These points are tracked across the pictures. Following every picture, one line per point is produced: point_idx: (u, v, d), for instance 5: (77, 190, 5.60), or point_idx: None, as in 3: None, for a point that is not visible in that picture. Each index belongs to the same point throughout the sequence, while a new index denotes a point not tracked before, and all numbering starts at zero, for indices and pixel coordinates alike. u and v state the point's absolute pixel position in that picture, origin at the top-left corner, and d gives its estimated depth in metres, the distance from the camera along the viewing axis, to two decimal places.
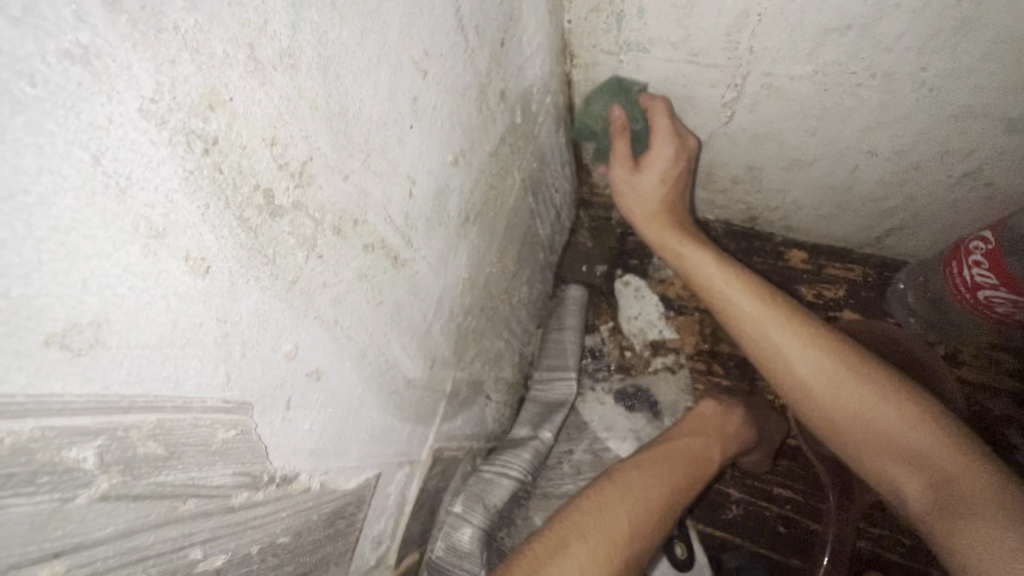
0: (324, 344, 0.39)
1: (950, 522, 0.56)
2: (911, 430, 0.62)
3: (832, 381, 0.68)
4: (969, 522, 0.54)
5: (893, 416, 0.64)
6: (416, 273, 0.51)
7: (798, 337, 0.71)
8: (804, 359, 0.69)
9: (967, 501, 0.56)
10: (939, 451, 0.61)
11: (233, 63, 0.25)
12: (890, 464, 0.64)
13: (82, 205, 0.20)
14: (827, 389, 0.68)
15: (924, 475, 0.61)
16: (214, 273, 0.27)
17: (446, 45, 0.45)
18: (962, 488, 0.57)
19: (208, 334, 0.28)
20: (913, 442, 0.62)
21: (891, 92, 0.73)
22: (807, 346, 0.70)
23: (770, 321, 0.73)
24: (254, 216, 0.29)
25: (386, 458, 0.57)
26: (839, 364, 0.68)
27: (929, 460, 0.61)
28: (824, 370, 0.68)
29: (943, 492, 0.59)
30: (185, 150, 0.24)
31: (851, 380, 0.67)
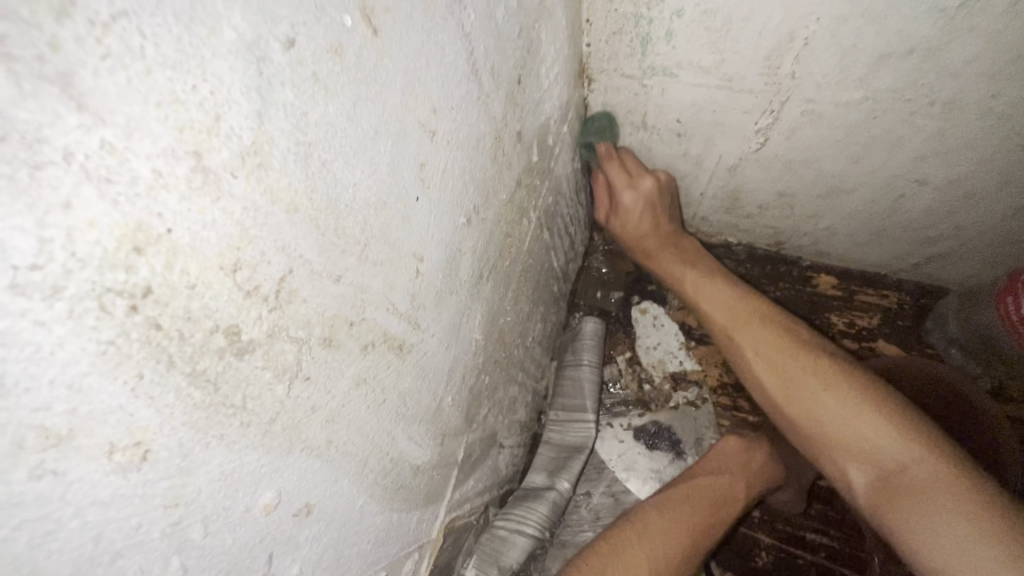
0: (315, 474, 0.32)
1: (905, 518, 0.58)
2: (863, 425, 0.64)
3: (790, 377, 0.72)
4: (923, 519, 0.56)
5: (847, 410, 0.65)
6: (423, 353, 0.44)
7: (763, 337, 0.77)
8: (762, 356, 0.76)
9: (916, 494, 0.58)
10: (891, 444, 0.62)
11: (168, 183, 0.18)
12: (848, 463, 0.65)
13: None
14: (785, 384, 0.72)
15: (877, 470, 0.63)
16: (155, 456, 0.20)
17: (459, 97, 0.38)
18: (913, 481, 0.59)
19: (150, 532, 0.21)
20: (865, 437, 0.64)
21: (951, 121, 0.65)
22: (773, 346, 0.76)
23: (737, 321, 0.81)
24: (212, 365, 0.22)
25: (393, 555, 0.50)
26: (797, 361, 0.72)
27: (878, 452, 0.63)
28: (784, 368, 0.73)
29: (894, 486, 0.60)
30: (98, 316, 0.17)
31: (807, 375, 0.70)
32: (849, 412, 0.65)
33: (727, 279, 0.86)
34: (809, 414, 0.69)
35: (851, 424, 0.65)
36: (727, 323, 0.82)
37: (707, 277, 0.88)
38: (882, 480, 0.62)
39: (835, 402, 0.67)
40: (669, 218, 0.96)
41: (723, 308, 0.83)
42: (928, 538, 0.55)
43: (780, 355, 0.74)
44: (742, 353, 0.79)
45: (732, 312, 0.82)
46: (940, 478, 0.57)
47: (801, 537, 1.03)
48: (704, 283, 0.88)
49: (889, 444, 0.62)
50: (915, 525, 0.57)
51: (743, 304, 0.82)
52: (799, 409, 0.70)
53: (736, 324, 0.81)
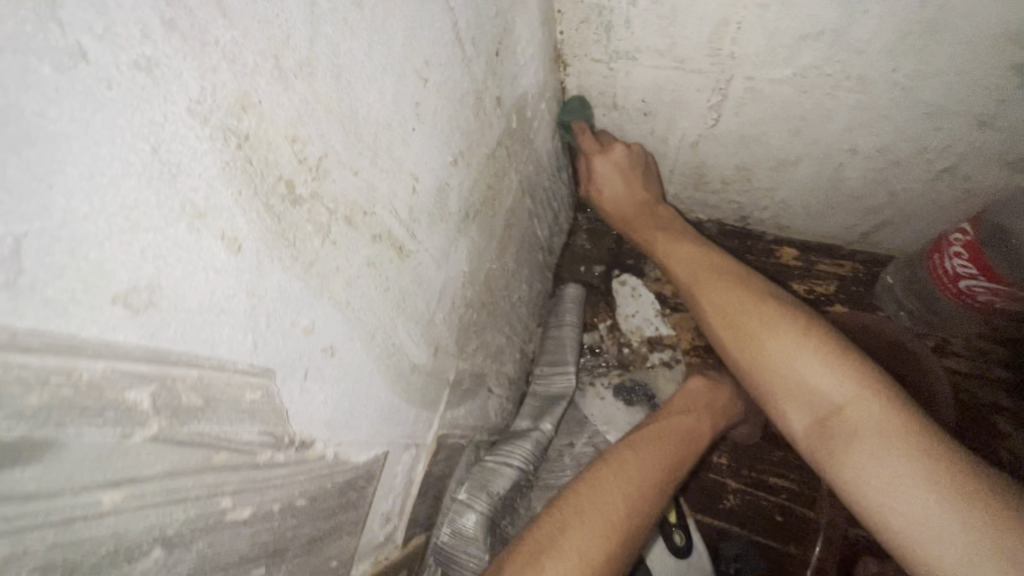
0: (337, 323, 0.43)
1: (839, 458, 0.61)
2: (803, 370, 0.67)
3: (740, 330, 0.76)
4: (854, 458, 0.59)
5: (789, 357, 0.69)
6: (419, 263, 0.56)
7: (721, 294, 0.82)
8: (718, 310, 0.80)
9: (847, 435, 0.61)
10: (827, 386, 0.64)
11: (261, 71, 0.30)
12: (790, 409, 0.68)
13: (138, 175, 0.24)
14: (736, 335, 0.77)
15: (811, 410, 0.66)
16: (244, 251, 0.32)
17: (446, 56, 0.50)
18: (845, 423, 0.62)
19: (238, 305, 0.32)
20: (803, 381, 0.67)
21: (867, 93, 0.77)
22: (727, 302, 0.80)
23: (701, 282, 0.87)
24: (277, 204, 0.33)
25: (393, 438, 0.61)
26: (749, 313, 0.76)
27: (813, 394, 0.65)
28: (736, 322, 0.77)
29: (829, 427, 0.63)
30: (223, 144, 0.28)
31: (756, 327, 0.74)
32: (791, 359, 0.68)
33: (695, 243, 0.94)
34: (756, 362, 0.73)
35: (792, 370, 0.68)
36: (692, 284, 0.88)
37: (678, 243, 0.96)
38: (818, 423, 0.65)
39: (779, 350, 0.70)
40: (645, 187, 1.05)
41: (690, 272, 0.89)
42: (857, 475, 0.58)
43: (735, 311, 0.78)
44: (701, 307, 0.85)
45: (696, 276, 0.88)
46: (866, 417, 0.60)
47: (765, 481, 1.12)
48: (676, 249, 0.95)
49: (825, 387, 0.64)
50: (847, 465, 0.60)
51: (704, 268, 0.88)
52: (746, 357, 0.74)
53: (700, 284, 0.87)
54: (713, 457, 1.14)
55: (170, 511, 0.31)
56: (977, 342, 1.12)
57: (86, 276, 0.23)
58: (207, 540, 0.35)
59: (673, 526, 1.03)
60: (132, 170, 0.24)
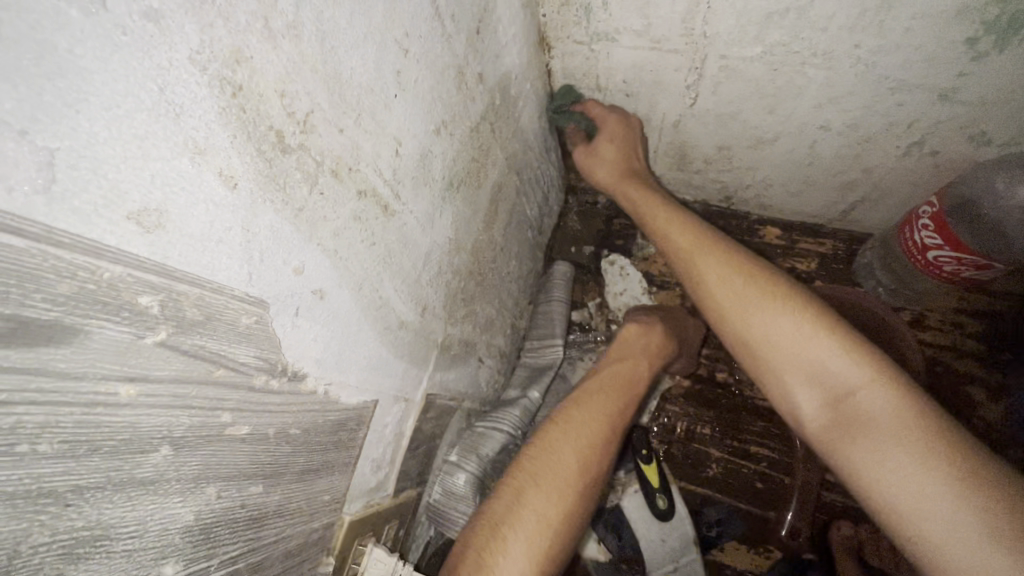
0: (325, 269, 0.48)
1: (854, 445, 0.63)
2: (823, 357, 0.67)
3: (751, 314, 0.74)
4: (867, 445, 0.62)
5: (812, 345, 0.68)
6: (404, 224, 0.60)
7: (724, 276, 0.79)
8: (721, 284, 0.79)
9: (863, 420, 0.63)
10: (846, 374, 0.65)
11: (252, 30, 0.34)
12: (805, 394, 0.70)
13: (149, 111, 0.29)
14: (741, 310, 0.75)
15: (823, 391, 0.67)
16: (239, 189, 0.36)
17: (425, 30, 0.55)
18: (862, 412, 0.63)
19: (235, 238, 0.37)
20: (818, 364, 0.68)
21: (833, 69, 0.81)
22: (734, 284, 0.77)
23: (697, 253, 0.84)
24: (269, 150, 0.38)
25: (382, 388, 0.65)
26: (759, 293, 0.75)
27: (828, 377, 0.67)
28: (746, 305, 0.75)
29: (843, 410, 0.65)
30: (219, 91, 0.33)
31: (771, 313, 0.72)
32: (813, 347, 0.68)
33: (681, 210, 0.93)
34: (765, 341, 0.73)
35: (806, 352, 0.69)
36: (687, 261, 0.85)
37: (665, 215, 0.94)
38: (833, 409, 0.66)
39: (797, 337, 0.70)
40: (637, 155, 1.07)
41: (685, 251, 0.86)
42: (872, 464, 0.60)
43: (743, 295, 0.76)
44: (694, 278, 0.83)
45: (693, 255, 0.84)
46: (883, 403, 0.62)
47: (747, 450, 1.16)
48: (663, 223, 0.93)
49: (842, 371, 0.66)
50: (863, 453, 0.62)
51: (698, 246, 0.85)
52: (754, 335, 0.74)
53: (697, 258, 0.84)
54: (697, 427, 1.19)
55: (177, 414, 0.36)
56: (954, 316, 1.16)
57: (107, 193, 0.28)
58: (210, 448, 0.39)
59: (656, 491, 1.09)
60: (144, 105, 0.29)
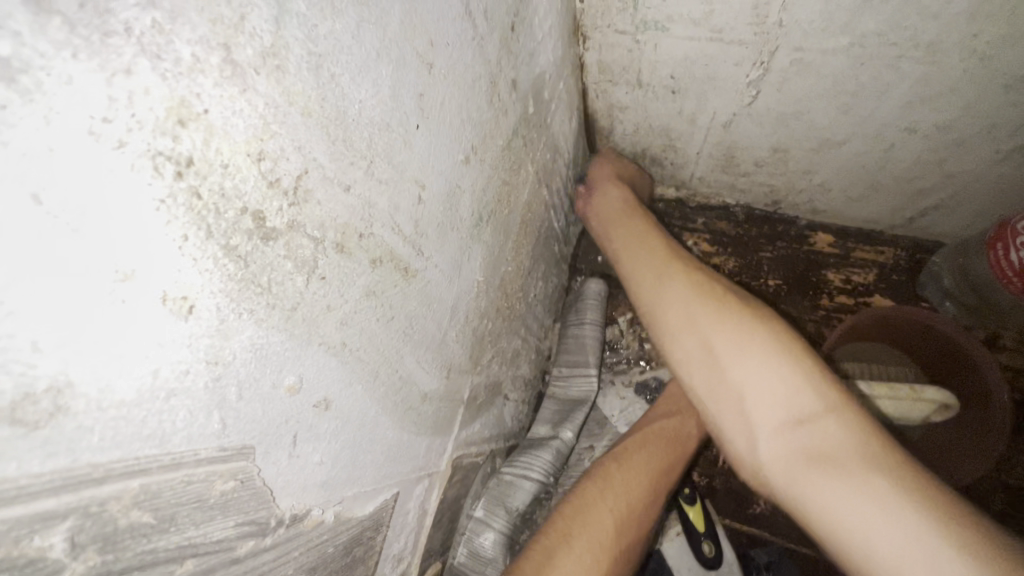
0: (332, 371, 0.36)
1: (818, 478, 0.51)
2: (783, 371, 0.55)
3: (718, 322, 0.62)
4: (833, 478, 0.49)
5: (790, 369, 0.55)
6: (427, 281, 0.47)
7: (691, 287, 0.67)
8: (685, 293, 0.67)
9: (827, 449, 0.51)
10: (810, 395, 0.54)
11: (206, 68, 0.21)
12: (763, 420, 0.56)
13: (5, 241, 0.17)
14: (701, 317, 0.63)
15: (785, 413, 0.54)
16: (198, 313, 0.24)
17: (453, 34, 0.41)
18: (837, 447, 0.51)
19: (196, 381, 0.25)
20: (779, 376, 0.55)
21: (936, 64, 0.67)
22: (701, 294, 0.66)
23: (662, 267, 0.73)
24: (242, 243, 0.25)
25: (403, 476, 0.53)
26: (720, 304, 0.63)
27: (791, 396, 0.54)
28: (716, 322, 0.62)
29: (804, 437, 0.53)
30: (153, 176, 0.20)
31: (742, 331, 0.59)
32: (786, 372, 0.55)
33: (649, 234, 0.82)
34: (723, 351, 0.60)
35: (765, 365, 0.56)
36: (653, 277, 0.73)
37: (639, 239, 0.82)
38: (795, 437, 0.54)
39: (769, 360, 0.56)
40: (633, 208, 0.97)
41: (653, 262, 0.75)
42: (839, 499, 0.48)
43: (714, 313, 0.63)
44: (652, 291, 0.71)
45: (663, 270, 0.72)
46: (853, 431, 0.51)
47: None
48: (629, 246, 0.82)
49: (805, 391, 0.54)
50: (829, 488, 0.49)
51: (669, 261, 0.73)
52: (712, 344, 0.61)
53: (661, 271, 0.72)
54: None
55: None
56: None
57: None
58: None
59: (702, 536, 0.97)
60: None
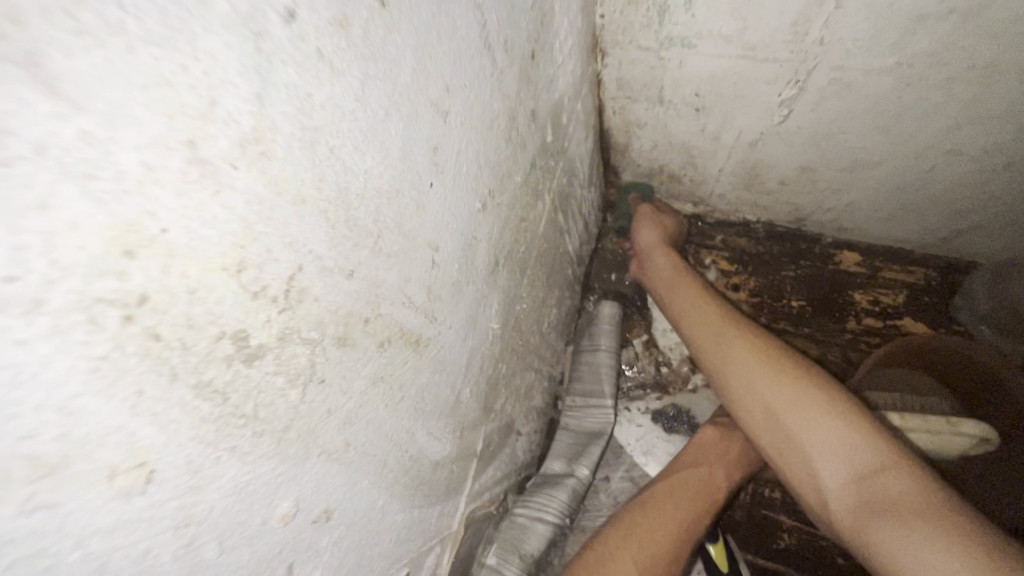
0: (333, 478, 0.30)
1: (879, 527, 0.51)
2: (842, 427, 0.57)
3: (777, 380, 0.64)
4: (892, 526, 0.50)
5: (846, 424, 0.57)
6: (440, 346, 0.42)
7: (747, 342, 0.69)
8: (742, 349, 0.69)
9: (888, 499, 0.51)
10: (867, 447, 0.55)
11: (161, 177, 0.16)
12: (827, 474, 0.57)
13: None
14: (761, 376, 0.65)
15: (846, 466, 0.56)
16: (160, 477, 0.19)
17: (471, 74, 0.36)
18: (895, 495, 0.51)
19: (160, 554, 0.19)
20: (838, 432, 0.57)
21: (991, 86, 0.62)
22: (758, 351, 0.68)
23: (716, 320, 0.74)
24: (219, 374, 0.20)
25: (414, 552, 0.48)
26: (777, 362, 0.65)
27: (850, 450, 0.56)
28: (774, 377, 0.64)
29: (866, 489, 0.54)
30: (90, 330, 0.15)
31: (800, 388, 0.62)
32: (842, 425, 0.57)
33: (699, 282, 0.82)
34: (784, 410, 0.62)
35: (824, 421, 0.58)
36: (709, 330, 0.74)
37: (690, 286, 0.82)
38: (857, 489, 0.55)
39: (826, 414, 0.59)
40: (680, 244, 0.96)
41: (705, 314, 0.76)
42: (898, 546, 0.49)
43: (773, 369, 0.65)
44: (709, 346, 0.73)
45: (718, 323, 0.73)
46: (912, 481, 0.51)
47: None
48: (680, 291, 0.82)
49: (864, 444, 0.56)
50: (889, 536, 0.50)
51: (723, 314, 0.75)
52: (774, 401, 0.63)
53: (717, 324, 0.74)
54: (763, 490, 1.05)
55: None
56: None
57: None
58: None
59: None
60: None
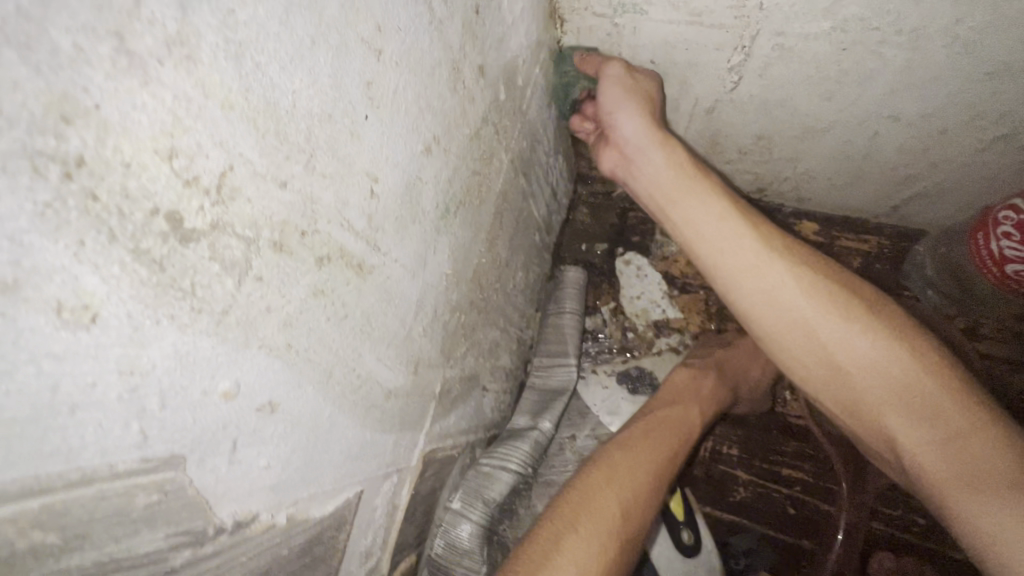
0: (276, 374, 0.34)
1: (965, 490, 0.51)
2: (924, 385, 0.55)
3: (851, 334, 0.59)
4: (980, 492, 0.50)
5: (930, 382, 0.55)
6: (386, 277, 0.46)
7: (803, 283, 0.61)
8: (802, 291, 0.61)
9: (977, 465, 0.51)
10: (952, 408, 0.54)
11: (92, 58, 0.20)
12: (904, 433, 0.57)
13: None
14: (829, 327, 0.59)
15: (930, 427, 0.55)
16: (104, 322, 0.22)
17: (406, 18, 0.39)
18: (986, 459, 0.50)
19: (106, 393, 0.23)
20: (922, 392, 0.55)
21: (920, 50, 0.65)
22: (818, 294, 0.61)
23: (753, 250, 0.64)
24: (156, 246, 0.24)
25: (369, 473, 0.53)
26: (846, 310, 0.60)
27: (935, 410, 0.54)
28: (844, 332, 0.59)
29: (951, 449, 0.53)
30: (33, 178, 0.19)
31: (880, 345, 0.58)
32: (928, 386, 0.55)
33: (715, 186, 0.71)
34: (857, 366, 0.58)
35: (905, 379, 0.56)
36: (748, 262, 0.64)
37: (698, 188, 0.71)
38: (942, 449, 0.54)
39: (907, 371, 0.56)
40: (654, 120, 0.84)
41: (739, 240, 0.65)
42: (987, 512, 0.49)
43: (843, 321, 0.59)
44: (749, 282, 0.64)
45: (761, 257, 0.64)
46: (1004, 444, 0.51)
47: (778, 473, 1.05)
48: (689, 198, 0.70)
49: (949, 405, 0.54)
50: (978, 503, 0.50)
51: (765, 243, 0.64)
52: (847, 357, 0.59)
53: (756, 255, 0.64)
54: (723, 448, 1.08)
55: None
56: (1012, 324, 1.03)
57: None
58: None
59: (681, 524, 0.95)
60: None
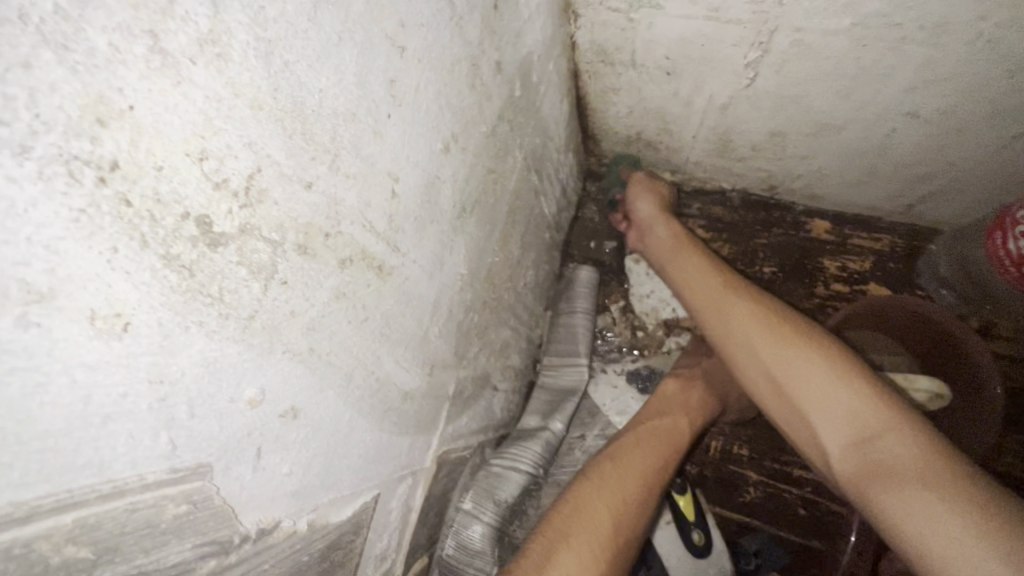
0: (299, 379, 0.34)
1: (879, 489, 0.52)
2: (844, 395, 0.58)
3: (781, 351, 0.63)
4: (893, 490, 0.50)
5: (849, 392, 0.58)
6: (405, 279, 0.45)
7: (747, 311, 0.69)
8: (742, 316, 0.69)
9: (889, 465, 0.52)
10: (868, 413, 0.56)
11: (127, 60, 0.19)
12: (829, 439, 0.58)
13: None
14: (762, 346, 0.66)
15: (851, 432, 0.56)
16: (136, 330, 0.22)
17: (428, 14, 0.38)
18: (897, 458, 0.52)
19: (138, 403, 0.23)
20: (841, 401, 0.57)
21: (940, 46, 0.64)
22: (758, 319, 0.68)
23: (715, 289, 0.74)
24: (186, 251, 0.23)
25: (384, 476, 0.52)
26: (779, 331, 0.65)
27: (853, 415, 0.56)
28: (773, 347, 0.65)
29: (867, 452, 0.54)
30: (70, 183, 0.18)
31: (807, 361, 0.61)
32: (847, 396, 0.57)
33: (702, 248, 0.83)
34: (786, 380, 0.62)
35: (828, 390, 0.59)
36: (708, 298, 0.75)
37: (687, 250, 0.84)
38: (860, 451, 0.55)
39: (829, 381, 0.59)
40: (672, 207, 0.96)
41: (704, 282, 0.77)
42: (901, 509, 0.49)
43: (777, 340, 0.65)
44: (705, 312, 0.74)
45: (716, 292, 0.74)
46: (912, 445, 0.52)
47: (789, 473, 1.05)
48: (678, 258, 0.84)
49: (864, 411, 0.56)
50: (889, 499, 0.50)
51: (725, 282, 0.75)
52: (777, 372, 0.63)
53: (715, 292, 0.74)
54: (733, 448, 1.08)
55: None
56: None
57: None
58: None
59: (693, 526, 0.94)
60: None
